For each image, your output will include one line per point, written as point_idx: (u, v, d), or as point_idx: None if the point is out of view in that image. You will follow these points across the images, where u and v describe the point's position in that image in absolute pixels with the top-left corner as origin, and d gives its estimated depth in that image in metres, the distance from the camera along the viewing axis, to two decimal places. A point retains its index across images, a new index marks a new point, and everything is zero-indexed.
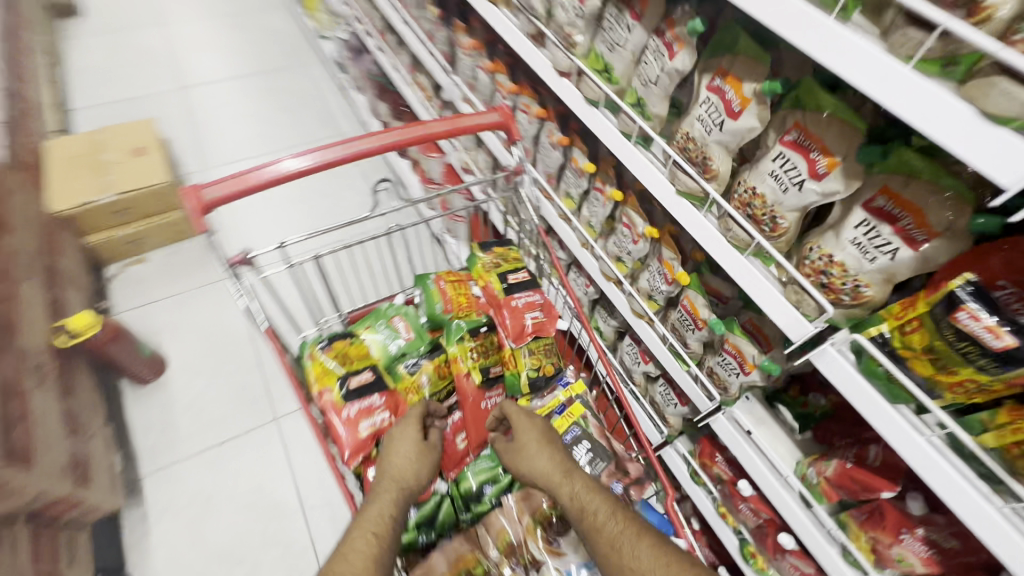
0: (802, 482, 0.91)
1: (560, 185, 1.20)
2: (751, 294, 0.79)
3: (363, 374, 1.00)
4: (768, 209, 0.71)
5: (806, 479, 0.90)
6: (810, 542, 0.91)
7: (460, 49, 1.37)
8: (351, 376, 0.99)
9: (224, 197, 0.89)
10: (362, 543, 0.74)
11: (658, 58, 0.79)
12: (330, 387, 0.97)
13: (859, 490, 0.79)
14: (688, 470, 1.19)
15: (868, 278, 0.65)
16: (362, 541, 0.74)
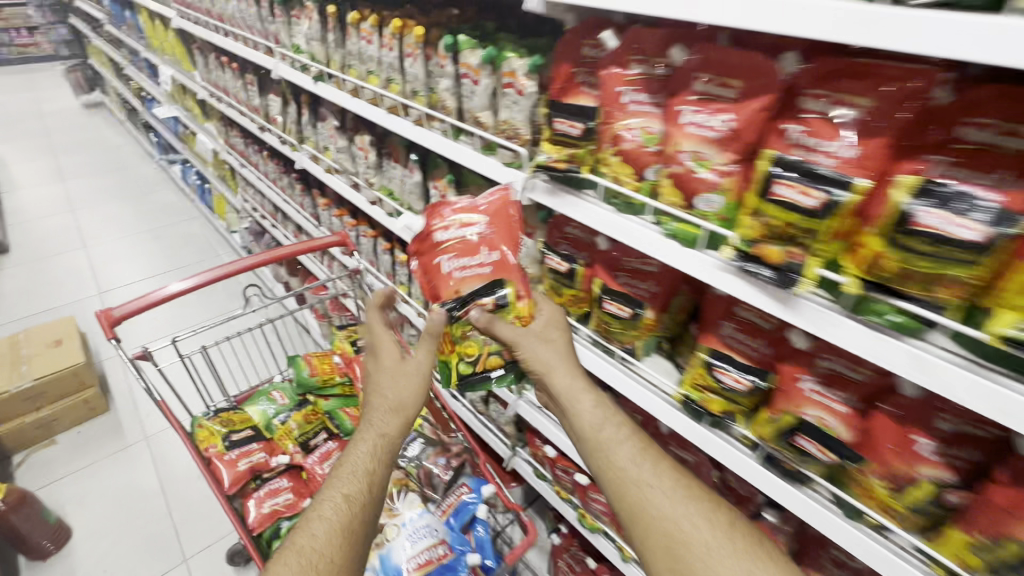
0: None
1: (396, 277, 1.68)
2: None
3: (244, 431, 1.28)
4: None
5: None
6: None
7: (320, 208, 1.93)
8: (233, 433, 1.26)
9: (129, 312, 1.26)
10: (341, 492, 0.75)
11: (408, 178, 1.35)
12: (215, 443, 1.23)
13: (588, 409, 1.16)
14: (533, 471, 1.48)
15: (525, 262, 1.12)
16: (360, 481, 0.77)
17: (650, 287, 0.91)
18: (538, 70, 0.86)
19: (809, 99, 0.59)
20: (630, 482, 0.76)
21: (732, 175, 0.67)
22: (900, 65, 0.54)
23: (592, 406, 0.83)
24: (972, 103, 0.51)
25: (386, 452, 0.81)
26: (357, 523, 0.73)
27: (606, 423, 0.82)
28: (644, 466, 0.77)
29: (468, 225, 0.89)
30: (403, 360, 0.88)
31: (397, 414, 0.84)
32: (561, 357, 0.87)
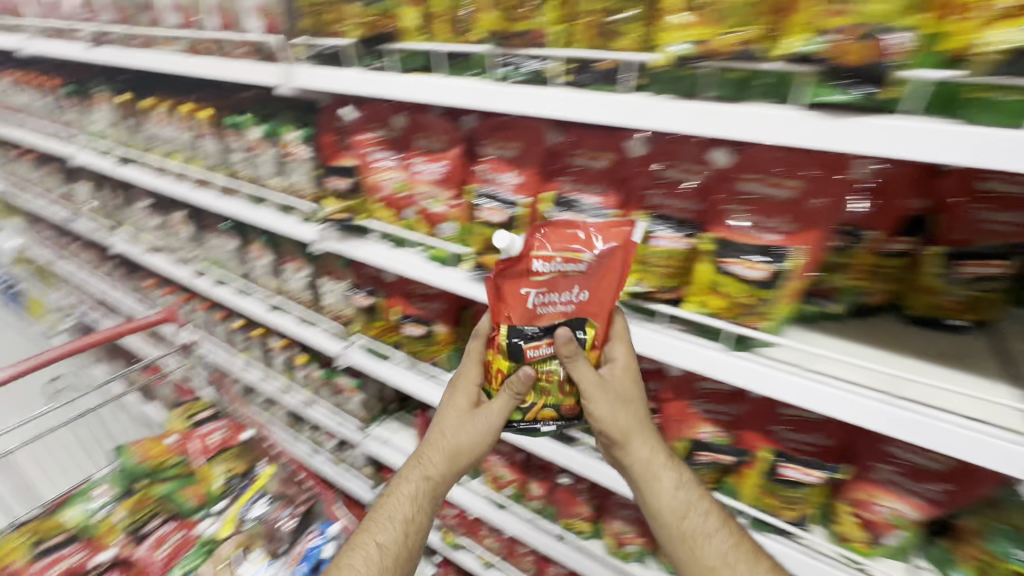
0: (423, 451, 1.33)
1: (236, 345, 1.68)
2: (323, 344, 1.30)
3: (56, 536, 1.20)
4: (299, 296, 1.31)
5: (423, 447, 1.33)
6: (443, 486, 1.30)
7: (146, 290, 1.87)
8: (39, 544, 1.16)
9: None
10: (380, 533, 0.80)
11: (225, 246, 1.40)
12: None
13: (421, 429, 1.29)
14: None
15: (340, 305, 1.23)
16: (394, 525, 0.81)
17: (437, 306, 1.07)
18: (309, 139, 1.02)
19: (485, 146, 0.80)
20: (673, 526, 0.73)
21: (456, 207, 0.87)
22: (528, 118, 0.76)
23: (660, 456, 0.75)
24: (570, 141, 0.75)
25: (425, 502, 0.83)
26: (388, 565, 0.78)
27: (672, 473, 0.75)
28: (698, 510, 0.74)
29: (574, 260, 0.65)
30: (466, 405, 0.80)
31: (437, 465, 0.82)
32: (637, 419, 0.75)
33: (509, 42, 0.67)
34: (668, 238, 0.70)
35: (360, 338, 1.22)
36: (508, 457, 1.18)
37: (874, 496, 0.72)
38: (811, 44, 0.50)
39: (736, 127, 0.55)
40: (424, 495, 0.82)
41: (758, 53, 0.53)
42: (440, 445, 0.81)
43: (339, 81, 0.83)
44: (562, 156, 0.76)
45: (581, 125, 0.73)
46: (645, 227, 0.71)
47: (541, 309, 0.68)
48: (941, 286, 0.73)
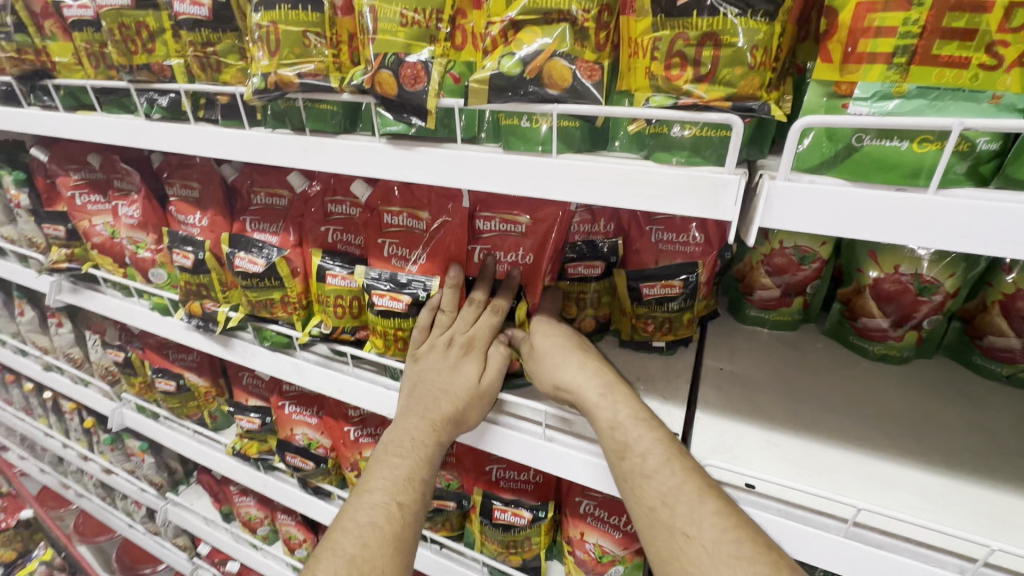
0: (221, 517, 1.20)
1: (34, 411, 1.51)
2: (94, 404, 1.15)
3: None
4: (65, 351, 1.16)
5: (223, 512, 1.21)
6: (242, 555, 1.18)
7: None
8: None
9: None
10: (362, 517, 0.54)
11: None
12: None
13: (213, 491, 1.18)
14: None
15: (106, 361, 1.11)
16: (378, 509, 0.54)
17: (193, 357, 0.99)
18: (26, 183, 0.93)
19: (170, 187, 0.76)
20: (663, 526, 0.48)
21: (162, 252, 0.80)
22: (202, 158, 0.75)
23: (652, 435, 0.52)
24: (247, 179, 0.73)
25: (422, 480, 0.57)
26: (391, 555, 0.52)
27: (661, 461, 0.51)
28: (653, 457, 0.51)
29: (513, 222, 0.63)
30: (467, 362, 0.61)
31: (435, 421, 0.59)
32: (591, 380, 0.57)
33: (139, 77, 0.62)
34: (341, 277, 0.65)
35: (128, 396, 1.10)
36: (297, 515, 1.09)
37: (583, 533, 0.69)
38: (361, 77, 0.48)
39: (330, 162, 0.53)
40: (418, 470, 0.57)
41: (330, 84, 0.50)
42: (433, 400, 0.59)
43: (6, 121, 0.75)
44: (246, 195, 0.73)
45: (249, 164, 0.71)
46: (319, 265, 0.66)
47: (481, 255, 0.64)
48: (641, 310, 0.72)
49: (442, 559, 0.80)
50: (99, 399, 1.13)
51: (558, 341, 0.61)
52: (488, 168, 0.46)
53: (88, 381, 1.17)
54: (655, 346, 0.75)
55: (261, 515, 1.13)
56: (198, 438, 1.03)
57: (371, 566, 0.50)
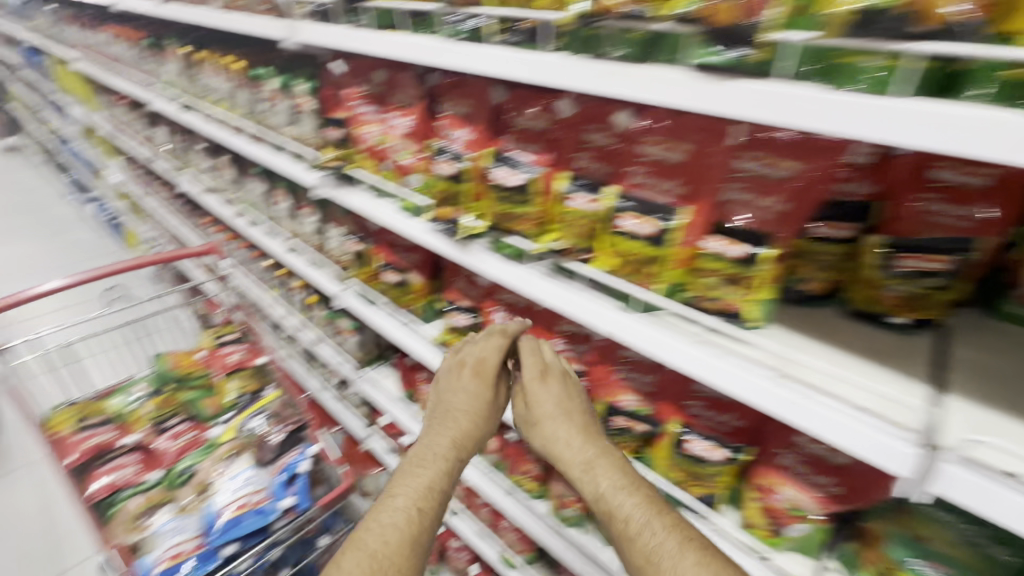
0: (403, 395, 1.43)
1: (266, 284, 1.86)
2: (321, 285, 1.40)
3: (98, 416, 1.43)
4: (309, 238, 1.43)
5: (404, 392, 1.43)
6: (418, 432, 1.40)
7: (205, 227, 2.11)
8: (85, 418, 1.41)
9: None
10: (376, 522, 0.69)
11: (259, 190, 1.56)
12: (66, 426, 1.38)
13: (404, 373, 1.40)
14: (385, 446, 1.63)
15: (340, 251, 1.34)
16: (400, 513, 0.70)
17: (416, 258, 1.15)
18: (315, 92, 1.13)
19: (444, 104, 0.87)
20: (632, 548, 0.62)
21: (422, 160, 0.93)
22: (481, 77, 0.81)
23: (607, 475, 0.70)
24: (512, 101, 0.79)
25: (437, 487, 0.75)
26: (411, 547, 0.68)
27: (618, 489, 0.68)
28: (608, 479, 0.69)
29: (775, 166, 0.60)
30: (473, 382, 0.86)
31: (455, 437, 0.81)
32: (582, 443, 0.75)
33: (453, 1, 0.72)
34: (584, 200, 0.72)
35: (353, 280, 1.32)
36: None
37: (777, 484, 0.71)
38: (688, 8, 0.53)
39: (625, 87, 0.57)
40: (436, 479, 0.75)
41: (647, 13, 0.56)
42: (451, 422, 0.83)
43: (325, 37, 0.92)
44: (508, 115, 0.80)
45: (519, 85, 0.76)
46: (568, 186, 0.74)
47: (729, 194, 0.63)
48: (885, 280, 0.68)
49: (614, 471, 0.87)
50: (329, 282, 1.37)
51: (552, 407, 0.78)
52: (806, 102, 0.45)
53: (322, 267, 1.43)
54: (890, 322, 0.71)
55: None
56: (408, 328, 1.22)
57: (389, 562, 0.65)
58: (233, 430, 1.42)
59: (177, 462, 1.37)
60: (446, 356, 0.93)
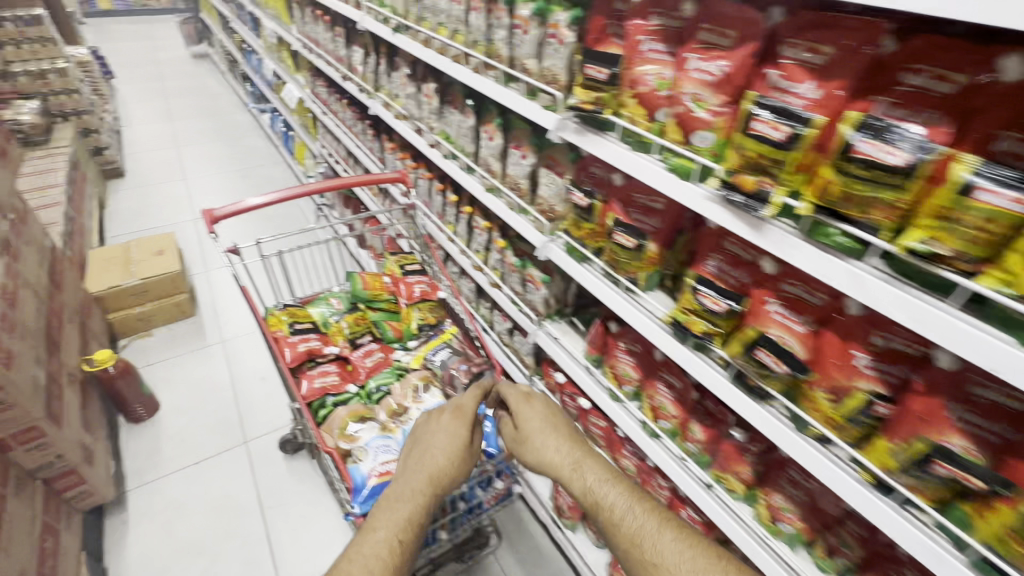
0: (586, 357, 1.38)
1: (445, 217, 1.86)
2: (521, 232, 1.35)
3: (306, 322, 1.54)
4: (516, 181, 1.36)
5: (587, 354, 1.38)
6: (598, 398, 1.36)
7: (387, 152, 2.15)
8: (296, 322, 1.52)
9: (228, 213, 1.52)
10: (384, 544, 0.96)
11: (463, 123, 1.51)
12: (281, 328, 1.49)
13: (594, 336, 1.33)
14: None
15: (554, 201, 1.26)
16: (381, 544, 0.95)
17: (655, 223, 1.04)
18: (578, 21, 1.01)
19: (787, 47, 0.72)
20: (643, 557, 0.96)
21: (723, 115, 0.79)
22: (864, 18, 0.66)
23: (616, 494, 1.06)
24: (908, 53, 0.63)
25: (414, 520, 1.02)
26: (395, 556, 0.95)
27: (628, 508, 1.04)
28: (611, 493, 1.06)
29: None
30: (458, 422, 1.18)
31: (430, 479, 1.06)
32: (565, 455, 1.16)
33: None
34: (999, 196, 0.54)
35: (564, 235, 1.24)
36: (677, 392, 1.16)
37: None
38: None
39: None
40: (414, 514, 1.03)
41: None
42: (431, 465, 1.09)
43: None
44: (891, 70, 0.64)
45: (931, 37, 0.61)
46: (972, 172, 0.56)
47: None
48: None
49: (847, 477, 0.78)
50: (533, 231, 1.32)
51: (538, 427, 1.20)
52: None
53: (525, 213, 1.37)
54: None
55: (634, 376, 1.25)
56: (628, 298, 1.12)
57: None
58: (421, 358, 1.50)
59: (370, 380, 1.46)
60: (430, 409, 1.23)
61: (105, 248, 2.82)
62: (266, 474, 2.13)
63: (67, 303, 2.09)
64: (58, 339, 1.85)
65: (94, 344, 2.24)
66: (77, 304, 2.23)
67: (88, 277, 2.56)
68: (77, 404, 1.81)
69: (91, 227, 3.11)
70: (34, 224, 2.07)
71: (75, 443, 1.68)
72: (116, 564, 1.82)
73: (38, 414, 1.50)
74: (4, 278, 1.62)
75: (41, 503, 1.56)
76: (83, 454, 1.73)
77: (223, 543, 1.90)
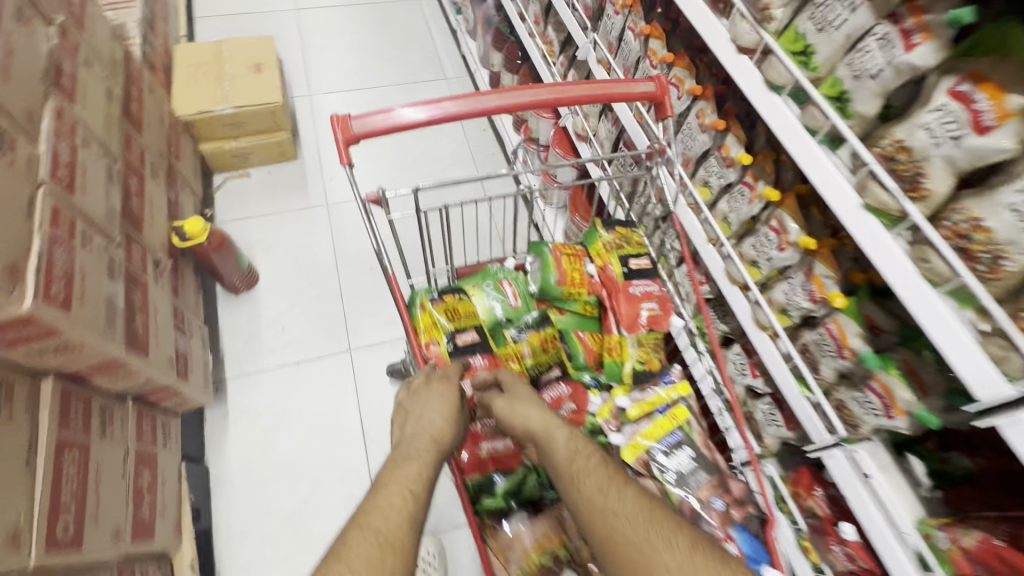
0: (924, 542, 0.82)
1: (698, 171, 1.11)
2: (942, 350, 0.66)
3: (469, 334, 1.01)
4: (993, 247, 0.62)
5: (930, 541, 0.81)
6: None
7: (610, 5, 1.28)
8: (457, 333, 1.00)
9: (370, 132, 0.87)
10: (398, 499, 0.72)
11: (886, 49, 0.69)
12: (437, 340, 0.99)
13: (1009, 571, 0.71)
14: (776, 497, 1.11)
15: None
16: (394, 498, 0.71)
17: None
18: None
19: None
20: (633, 559, 0.64)
21: None
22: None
23: (591, 459, 0.75)
24: None
25: (425, 475, 0.76)
26: (414, 516, 0.70)
27: (599, 478, 0.73)
28: (589, 464, 0.75)
29: None
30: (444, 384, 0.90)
31: (432, 436, 0.81)
32: (539, 414, 0.83)
33: None
34: None
35: None
36: None
37: None
38: None
39: None
40: (424, 466, 0.76)
41: None
42: (434, 423, 0.83)
43: None
44: None
45: None
46: None
47: None
48: None
49: None
50: (982, 363, 0.63)
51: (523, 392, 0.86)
52: None
53: (963, 305, 0.65)
54: None
55: None
56: None
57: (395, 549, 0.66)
58: (639, 449, 0.93)
59: None
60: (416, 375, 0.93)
61: (193, 44, 2.18)
62: (371, 395, 1.85)
63: (149, 147, 1.60)
64: (139, 211, 1.42)
65: (185, 196, 1.81)
66: (163, 141, 1.74)
67: (174, 91, 2.00)
68: (168, 299, 1.46)
69: (175, 4, 2.42)
70: (97, 22, 1.46)
71: (167, 360, 1.36)
72: (217, 465, 1.68)
73: (119, 350, 1.13)
74: (54, 139, 1.10)
75: (134, 428, 1.31)
76: (178, 366, 1.44)
77: (324, 471, 1.71)
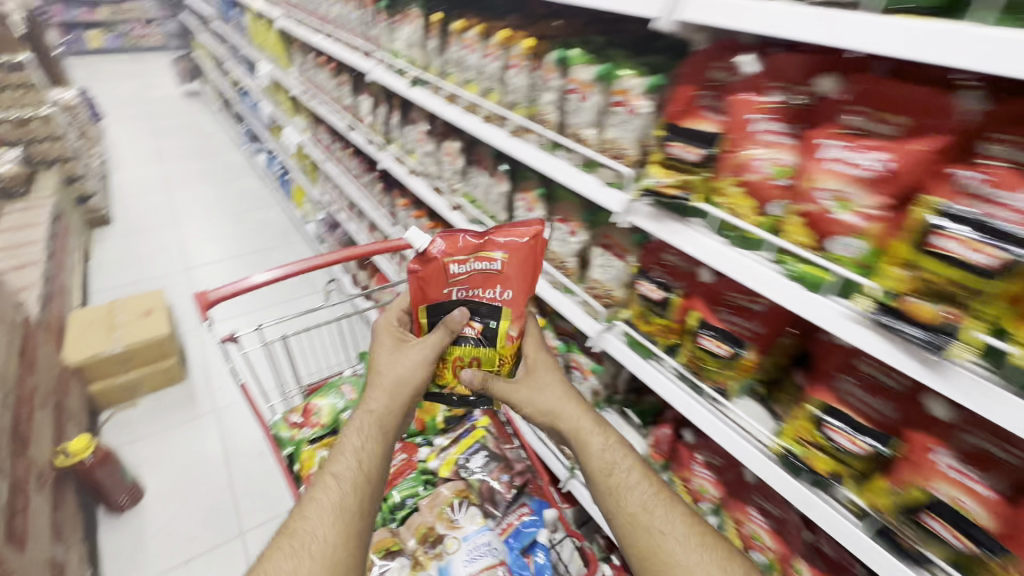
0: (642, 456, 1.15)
1: None
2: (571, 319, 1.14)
3: (472, 327, 0.93)
4: (560, 259, 1.19)
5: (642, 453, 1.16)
6: None
7: (398, 207, 1.98)
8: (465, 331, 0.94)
9: (222, 296, 1.32)
10: (321, 492, 0.77)
11: (495, 188, 1.34)
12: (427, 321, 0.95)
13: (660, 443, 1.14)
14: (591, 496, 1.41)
15: (612, 285, 1.08)
16: (330, 500, 0.76)
17: (756, 327, 0.84)
18: (656, 90, 0.83)
19: (986, 143, 0.53)
20: (643, 528, 0.79)
21: (879, 222, 0.61)
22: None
23: (629, 461, 0.87)
24: None
25: (367, 465, 0.81)
26: (362, 505, 0.77)
27: (638, 480, 0.84)
28: (625, 466, 0.86)
29: None
30: (403, 351, 0.93)
31: (373, 420, 0.86)
32: (561, 401, 0.93)
33: None
34: None
35: (624, 325, 1.05)
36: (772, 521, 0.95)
37: None
38: None
39: None
40: (363, 458, 0.82)
41: None
42: (376, 397, 0.88)
43: (761, 18, 0.60)
44: None
45: None
46: None
47: None
48: None
49: (669, 382, 0.96)
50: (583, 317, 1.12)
51: (550, 374, 0.95)
52: None
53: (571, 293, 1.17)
54: None
55: (713, 493, 1.04)
56: (718, 414, 0.91)
57: (318, 549, 0.70)
58: (451, 463, 1.25)
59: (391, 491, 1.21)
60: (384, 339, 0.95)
61: (88, 308, 2.59)
62: None
63: (40, 386, 1.86)
64: (26, 433, 1.62)
65: (71, 426, 1.99)
66: (53, 383, 2.00)
67: (66, 346, 2.32)
68: (47, 510, 1.57)
69: (73, 285, 2.88)
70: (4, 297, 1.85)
71: (41, 563, 1.43)
72: None
73: None
74: None
75: None
76: (52, 573, 1.48)
77: None
